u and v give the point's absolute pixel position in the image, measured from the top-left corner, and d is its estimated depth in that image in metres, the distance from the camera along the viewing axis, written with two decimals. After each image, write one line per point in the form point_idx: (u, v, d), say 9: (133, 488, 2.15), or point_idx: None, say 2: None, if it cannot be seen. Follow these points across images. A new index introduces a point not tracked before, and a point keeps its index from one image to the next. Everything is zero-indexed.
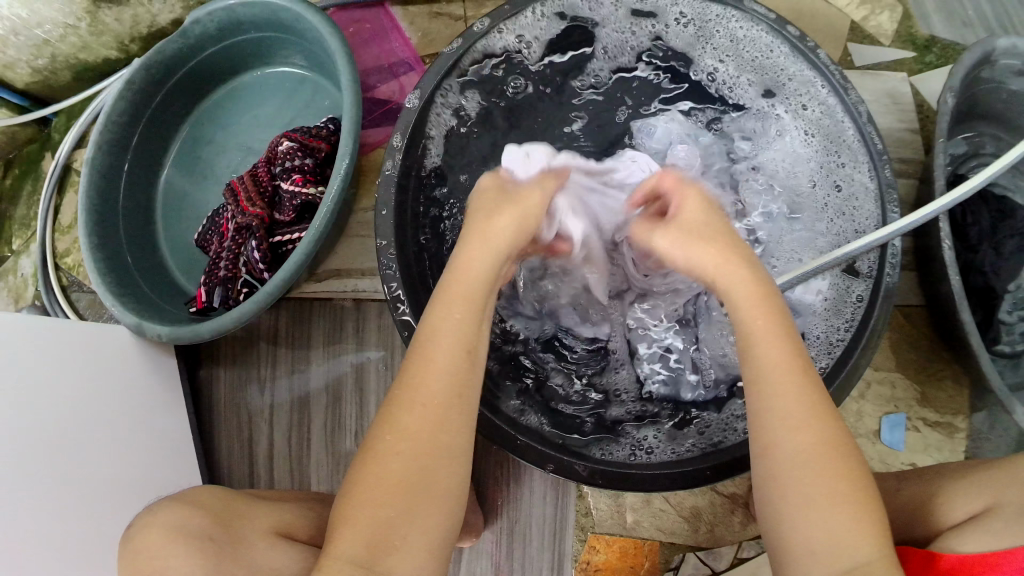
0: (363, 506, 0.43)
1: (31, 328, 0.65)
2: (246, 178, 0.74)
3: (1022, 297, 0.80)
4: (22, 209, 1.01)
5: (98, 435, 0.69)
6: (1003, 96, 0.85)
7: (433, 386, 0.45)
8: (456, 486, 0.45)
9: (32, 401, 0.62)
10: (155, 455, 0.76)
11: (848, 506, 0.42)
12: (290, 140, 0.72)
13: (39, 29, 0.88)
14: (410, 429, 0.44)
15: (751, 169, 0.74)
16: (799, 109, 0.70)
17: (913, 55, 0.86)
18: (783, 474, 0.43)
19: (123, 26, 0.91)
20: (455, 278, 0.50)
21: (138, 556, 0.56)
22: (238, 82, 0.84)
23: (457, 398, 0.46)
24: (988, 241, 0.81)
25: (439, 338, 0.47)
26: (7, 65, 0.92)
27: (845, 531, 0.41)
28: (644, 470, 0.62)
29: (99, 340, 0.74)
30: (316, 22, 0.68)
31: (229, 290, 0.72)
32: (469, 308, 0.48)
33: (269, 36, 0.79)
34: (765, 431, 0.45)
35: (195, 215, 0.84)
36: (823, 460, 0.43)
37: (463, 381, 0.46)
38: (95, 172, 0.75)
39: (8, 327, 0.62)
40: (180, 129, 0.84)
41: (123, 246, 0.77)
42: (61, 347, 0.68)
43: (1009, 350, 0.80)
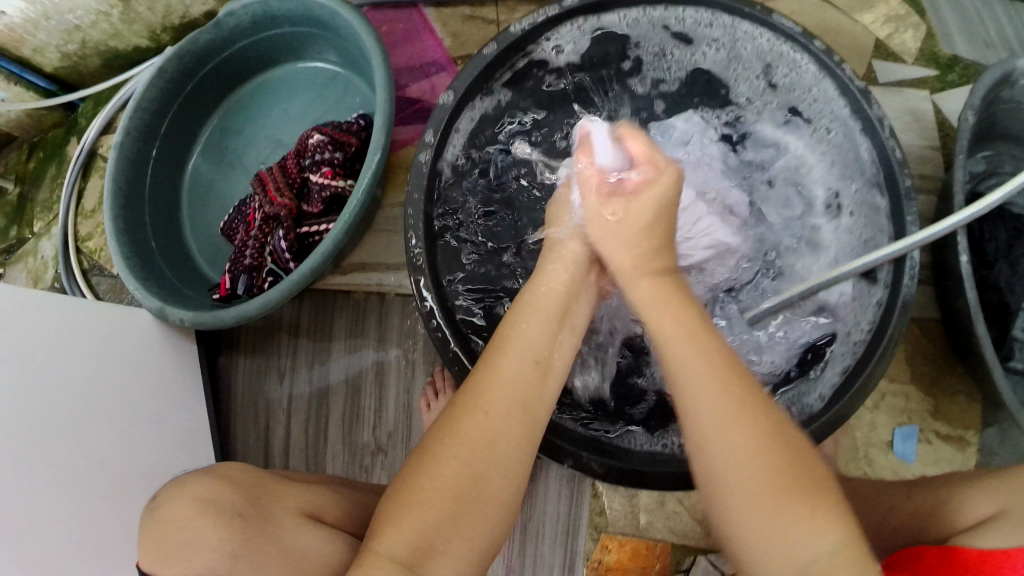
0: (412, 507, 0.44)
1: (51, 306, 0.65)
2: (275, 170, 0.75)
3: None
4: (45, 193, 1.02)
5: (112, 419, 0.69)
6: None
7: (500, 393, 0.48)
8: (507, 500, 0.47)
9: (46, 386, 0.62)
10: (169, 442, 0.77)
11: (791, 497, 0.41)
12: (320, 133, 0.73)
13: (72, 15, 0.89)
14: (473, 431, 0.46)
15: (763, 178, 0.76)
16: (821, 133, 0.71)
17: (935, 73, 0.86)
18: (725, 482, 0.43)
19: (155, 15, 0.92)
20: (530, 293, 0.54)
21: (160, 533, 0.57)
22: (271, 75, 0.85)
23: (523, 409, 0.48)
24: (1005, 257, 0.82)
25: (510, 350, 0.50)
26: (37, 50, 0.93)
27: (790, 526, 0.41)
28: (659, 470, 0.62)
29: (117, 322, 0.74)
30: (350, 19, 0.69)
31: (253, 278, 0.73)
32: (545, 325, 0.52)
33: (304, 31, 0.79)
34: (701, 454, 0.45)
35: (220, 203, 0.85)
36: (753, 459, 0.42)
37: (528, 389, 0.49)
38: (124, 158, 0.75)
39: (33, 305, 0.63)
40: (209, 118, 0.85)
41: (149, 232, 0.78)
42: (78, 329, 0.68)
43: (1022, 367, 0.81)
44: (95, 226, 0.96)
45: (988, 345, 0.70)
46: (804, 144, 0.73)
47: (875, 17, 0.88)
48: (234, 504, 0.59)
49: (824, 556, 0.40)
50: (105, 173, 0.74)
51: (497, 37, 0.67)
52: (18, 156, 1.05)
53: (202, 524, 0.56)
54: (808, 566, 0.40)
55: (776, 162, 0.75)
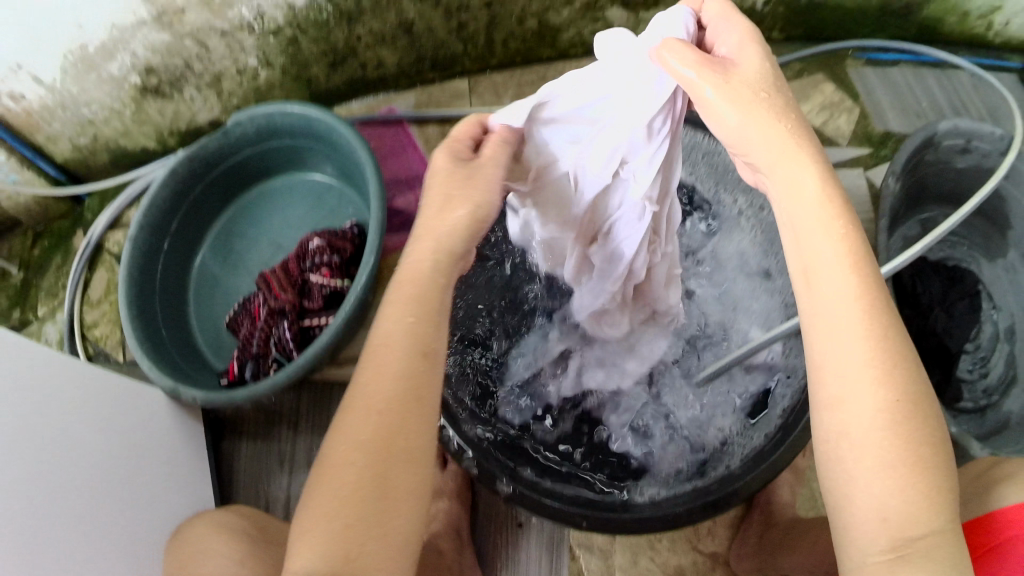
0: (315, 521, 0.46)
1: (84, 379, 0.73)
2: (277, 270, 0.84)
3: (977, 355, 1.01)
4: (49, 280, 1.13)
5: (120, 465, 0.74)
6: (951, 175, 1.00)
7: (385, 388, 0.50)
8: (418, 489, 0.49)
9: (73, 461, 0.67)
10: (166, 490, 0.82)
11: (914, 469, 0.45)
12: (319, 238, 0.82)
13: (86, 109, 1.00)
14: (363, 436, 0.48)
15: (700, 263, 0.87)
16: (758, 211, 0.82)
17: (868, 151, 0.99)
18: (854, 436, 0.47)
19: (163, 117, 1.04)
20: (402, 278, 0.54)
21: (187, 548, 0.72)
22: (271, 182, 0.94)
23: (415, 399, 0.50)
24: (938, 306, 1.03)
25: (393, 343, 0.51)
26: (49, 137, 1.04)
27: (919, 502, 0.45)
28: (629, 512, 0.70)
29: (135, 398, 0.81)
30: (348, 135, 0.78)
31: (259, 365, 0.81)
32: (421, 309, 0.53)
33: (303, 142, 0.88)
34: (844, 390, 0.48)
35: (223, 298, 0.92)
36: (889, 427, 0.46)
37: (415, 380, 0.51)
38: (135, 252, 0.82)
39: (69, 377, 0.71)
40: (216, 220, 0.93)
41: (159, 322, 0.85)
42: (105, 399, 0.76)
43: (972, 405, 0.99)
44: (102, 312, 1.07)
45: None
46: (733, 225, 0.86)
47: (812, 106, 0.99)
48: (242, 528, 0.75)
49: (933, 529, 0.45)
50: (119, 266, 0.81)
51: None
52: (22, 244, 1.16)
53: (218, 538, 0.72)
54: (918, 538, 0.45)
55: (705, 247, 0.87)
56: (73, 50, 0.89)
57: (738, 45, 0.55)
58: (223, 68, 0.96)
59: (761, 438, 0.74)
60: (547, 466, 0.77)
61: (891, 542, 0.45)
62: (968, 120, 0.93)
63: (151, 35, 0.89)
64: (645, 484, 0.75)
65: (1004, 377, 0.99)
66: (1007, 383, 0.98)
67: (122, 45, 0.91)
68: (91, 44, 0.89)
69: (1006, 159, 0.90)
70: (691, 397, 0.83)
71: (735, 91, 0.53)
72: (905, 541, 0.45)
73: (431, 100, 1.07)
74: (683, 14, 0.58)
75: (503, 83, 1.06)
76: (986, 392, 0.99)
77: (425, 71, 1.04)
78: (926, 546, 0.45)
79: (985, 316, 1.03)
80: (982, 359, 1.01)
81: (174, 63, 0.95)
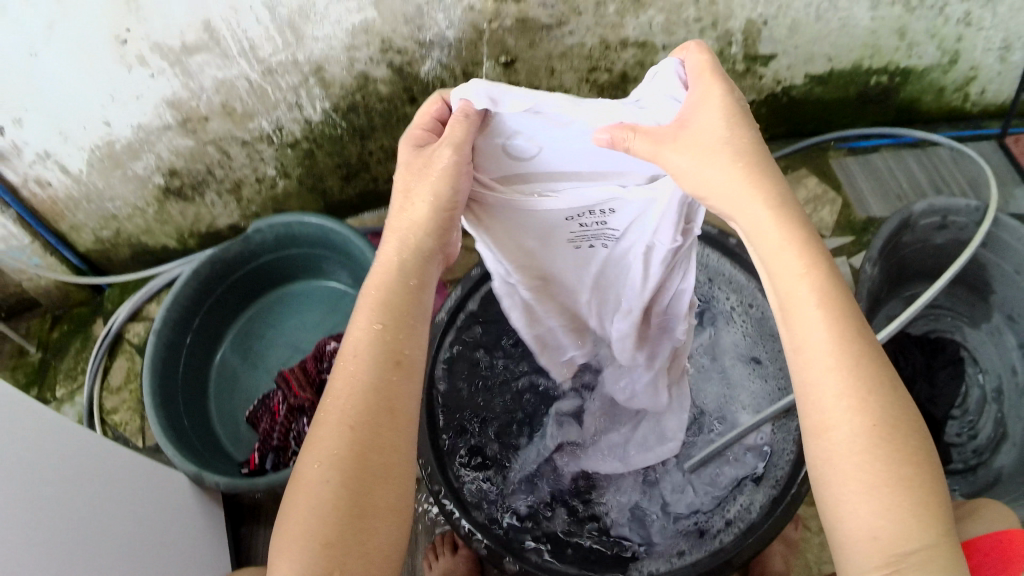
0: (290, 534, 0.48)
1: (107, 451, 0.77)
2: (297, 369, 0.93)
3: (965, 421, 1.05)
4: (68, 362, 1.22)
5: (145, 503, 0.80)
6: (931, 252, 1.05)
7: (352, 401, 0.51)
8: (390, 504, 0.50)
9: (108, 531, 0.70)
10: (186, 530, 0.87)
11: (902, 487, 0.45)
12: (336, 342, 0.94)
13: (111, 204, 1.09)
14: (330, 446, 0.50)
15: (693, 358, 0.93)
16: (747, 307, 0.85)
17: (852, 239, 1.10)
18: (835, 455, 0.46)
19: (185, 219, 1.14)
20: (372, 290, 0.56)
21: None
22: (288, 287, 1.06)
23: (387, 412, 0.52)
24: (922, 377, 1.06)
25: (359, 355, 0.53)
26: (73, 227, 1.12)
27: (907, 518, 0.44)
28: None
29: (150, 471, 0.85)
30: (360, 246, 0.86)
31: (279, 456, 0.90)
32: (386, 319, 0.54)
33: (319, 252, 0.99)
34: (823, 420, 0.47)
35: (242, 394, 1.01)
36: (870, 446, 0.45)
37: (386, 394, 0.52)
38: (160, 346, 0.90)
39: (95, 451, 0.74)
40: (236, 319, 1.04)
41: (182, 411, 0.92)
42: (126, 472, 0.79)
43: (963, 465, 1.03)
44: (121, 400, 1.14)
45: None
46: (727, 318, 0.90)
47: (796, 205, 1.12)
48: None
49: (925, 545, 0.44)
50: (144, 358, 0.88)
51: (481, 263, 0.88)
52: (42, 324, 1.26)
53: None
54: (911, 555, 0.43)
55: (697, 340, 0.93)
56: (100, 146, 0.98)
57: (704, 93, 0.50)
58: (243, 175, 1.07)
59: (761, 501, 0.74)
60: (546, 541, 0.80)
61: (882, 564, 0.44)
62: (942, 199, 0.98)
63: (175, 140, 0.98)
64: (651, 557, 0.76)
65: (994, 436, 1.03)
66: (997, 441, 1.02)
67: (147, 146, 0.99)
68: (118, 142, 0.98)
69: (980, 229, 0.95)
70: (687, 483, 0.87)
71: (686, 146, 0.49)
72: (896, 559, 0.43)
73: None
74: (672, 64, 0.52)
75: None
76: (976, 452, 1.03)
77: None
78: (920, 563, 0.43)
79: (970, 379, 1.07)
80: (970, 423, 1.05)
81: (197, 167, 1.04)
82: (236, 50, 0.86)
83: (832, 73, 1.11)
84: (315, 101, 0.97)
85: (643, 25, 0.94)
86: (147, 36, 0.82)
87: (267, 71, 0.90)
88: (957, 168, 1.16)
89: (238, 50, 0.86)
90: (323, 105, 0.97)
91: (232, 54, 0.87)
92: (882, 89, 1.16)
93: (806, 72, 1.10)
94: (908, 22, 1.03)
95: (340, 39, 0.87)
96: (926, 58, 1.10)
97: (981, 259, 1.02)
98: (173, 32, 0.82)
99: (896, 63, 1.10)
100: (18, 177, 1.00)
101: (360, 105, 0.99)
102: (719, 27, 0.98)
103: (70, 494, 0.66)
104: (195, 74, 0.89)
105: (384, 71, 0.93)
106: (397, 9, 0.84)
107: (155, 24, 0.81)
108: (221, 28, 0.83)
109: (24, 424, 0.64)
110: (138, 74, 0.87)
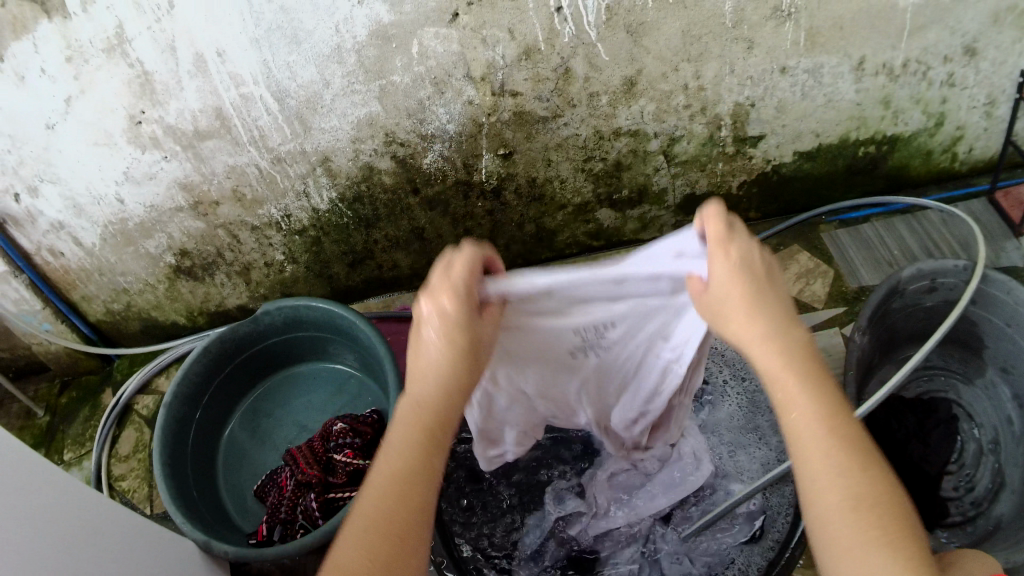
0: None
1: (124, 516, 0.74)
2: (304, 447, 0.95)
3: (962, 476, 1.05)
4: (77, 428, 1.23)
5: (144, 562, 0.74)
6: (921, 314, 1.07)
7: (381, 519, 0.48)
8: None
9: None
10: None
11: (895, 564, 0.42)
12: (342, 422, 0.96)
13: (123, 280, 1.13)
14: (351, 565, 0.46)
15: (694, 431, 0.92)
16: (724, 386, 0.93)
17: (844, 308, 1.12)
18: (828, 539, 0.45)
19: (195, 296, 1.17)
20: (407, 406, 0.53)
21: None
22: (296, 367, 1.09)
23: (415, 531, 0.48)
24: (914, 438, 1.01)
25: (387, 471, 0.50)
26: (85, 297, 1.15)
27: None
28: None
29: (168, 539, 0.82)
30: (367, 329, 0.90)
31: (287, 528, 0.90)
32: (420, 439, 0.51)
33: (325, 333, 1.01)
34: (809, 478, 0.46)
35: (249, 468, 1.02)
36: (853, 523, 0.44)
37: (414, 513, 0.48)
38: (170, 421, 0.92)
39: (113, 517, 0.72)
40: (245, 396, 1.06)
41: (192, 483, 0.94)
42: (142, 536, 0.76)
43: (963, 518, 1.02)
44: (129, 467, 1.16)
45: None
46: (720, 395, 0.93)
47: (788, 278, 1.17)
48: None
49: None
50: (153, 431, 0.90)
51: None
52: (50, 389, 1.29)
53: None
54: None
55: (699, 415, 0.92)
56: (113, 223, 1.02)
57: (727, 250, 0.51)
58: (252, 259, 1.10)
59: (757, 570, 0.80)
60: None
61: None
62: (928, 263, 1.00)
63: (187, 222, 1.02)
64: None
65: (992, 486, 1.03)
66: (995, 491, 1.02)
67: (159, 226, 1.03)
68: (131, 220, 1.02)
69: (972, 283, 0.93)
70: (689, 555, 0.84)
71: (710, 312, 0.52)
72: None
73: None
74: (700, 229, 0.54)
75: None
76: (974, 504, 1.03)
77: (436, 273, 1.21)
78: None
79: (966, 435, 1.08)
80: (969, 475, 1.05)
81: (207, 249, 1.08)
82: (246, 138, 0.92)
83: (820, 147, 1.15)
84: (323, 192, 1.01)
85: (636, 115, 1.00)
86: (161, 119, 0.88)
87: (277, 159, 0.95)
88: (945, 227, 1.19)
89: (248, 139, 0.92)
90: (330, 194, 1.01)
91: (243, 141, 0.92)
92: (870, 158, 1.20)
93: (794, 149, 1.14)
94: (893, 90, 1.08)
95: (346, 132, 0.93)
96: (912, 123, 1.15)
97: (973, 316, 1.04)
98: (186, 117, 0.89)
99: (882, 131, 1.15)
100: (32, 244, 1.04)
101: (366, 196, 1.03)
102: (708, 112, 1.03)
103: (62, 557, 0.61)
104: (207, 158, 0.94)
105: (387, 162, 0.98)
106: (401, 104, 0.90)
107: (170, 108, 0.87)
108: (232, 116, 0.89)
109: (18, 481, 0.59)
110: (152, 155, 0.93)
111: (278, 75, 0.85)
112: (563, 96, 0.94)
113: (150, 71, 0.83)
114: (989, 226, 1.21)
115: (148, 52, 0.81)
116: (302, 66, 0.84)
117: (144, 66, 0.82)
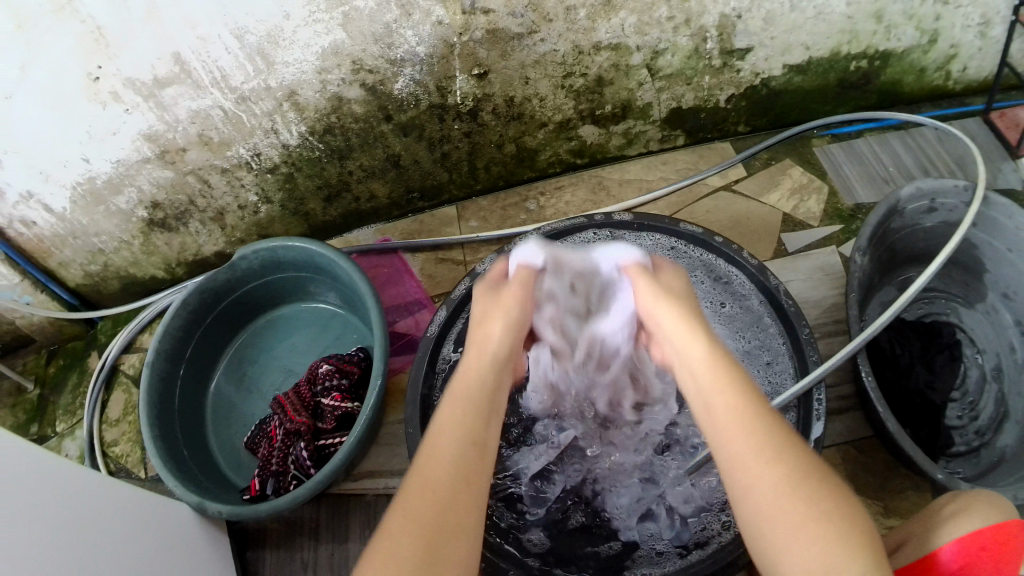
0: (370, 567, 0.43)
1: (120, 488, 0.75)
2: (291, 394, 0.94)
3: (965, 403, 1.01)
4: (66, 398, 1.20)
5: (154, 543, 0.76)
6: (921, 235, 1.04)
7: (446, 463, 0.51)
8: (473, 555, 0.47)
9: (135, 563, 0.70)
10: (196, 552, 0.85)
11: (809, 492, 0.45)
12: (328, 363, 0.94)
13: (97, 240, 1.09)
14: (424, 502, 0.47)
15: None
16: (718, 307, 0.85)
17: (840, 226, 1.09)
18: (753, 487, 0.47)
19: (171, 247, 1.14)
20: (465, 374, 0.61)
21: None
22: (280, 311, 1.07)
23: (466, 476, 0.51)
24: (919, 363, 0.99)
25: (453, 427, 0.55)
26: (62, 263, 1.12)
27: (832, 536, 0.43)
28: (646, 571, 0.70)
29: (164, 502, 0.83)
30: (347, 267, 0.87)
31: (279, 481, 0.88)
32: (474, 406, 0.58)
33: (304, 273, 1.00)
34: (733, 460, 0.49)
35: (240, 421, 1.00)
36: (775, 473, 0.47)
37: (470, 466, 0.52)
38: (155, 378, 0.90)
39: (111, 492, 0.73)
40: (228, 346, 1.04)
41: (180, 441, 0.91)
42: (141, 502, 0.78)
43: (965, 447, 0.99)
44: (121, 432, 1.14)
45: (901, 436, 0.81)
46: None
47: (781, 196, 1.13)
48: None
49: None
50: (139, 392, 0.88)
51: (468, 277, 0.86)
52: (37, 361, 1.26)
53: None
54: None
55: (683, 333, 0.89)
56: (82, 183, 0.97)
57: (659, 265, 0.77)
58: (225, 204, 1.07)
59: None
60: (525, 556, 0.73)
61: None
62: (928, 181, 0.96)
63: (156, 173, 0.98)
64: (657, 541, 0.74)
65: (995, 415, 1.00)
66: (999, 420, 0.99)
67: (128, 181, 0.99)
68: (100, 179, 0.97)
69: (971, 205, 0.92)
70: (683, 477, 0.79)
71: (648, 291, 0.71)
72: None
73: (422, 228, 1.18)
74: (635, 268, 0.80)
75: (489, 207, 1.18)
76: (978, 433, 0.99)
77: (415, 201, 1.18)
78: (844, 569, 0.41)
79: (969, 361, 1.04)
80: (971, 404, 1.02)
81: (179, 198, 1.04)
82: (208, 80, 0.87)
83: (810, 61, 1.11)
84: (292, 127, 0.97)
85: (616, 28, 0.95)
86: (119, 71, 0.83)
87: (242, 99, 0.91)
88: (942, 146, 1.15)
89: (211, 80, 0.87)
90: (300, 129, 0.98)
91: (205, 84, 0.88)
92: (862, 73, 1.15)
93: (784, 62, 1.09)
94: (885, 4, 1.03)
95: (311, 63, 0.88)
96: (905, 39, 1.10)
97: (972, 239, 1.01)
98: (144, 65, 0.83)
99: (875, 46, 1.10)
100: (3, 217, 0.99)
101: (336, 127, 0.99)
102: (692, 24, 0.98)
103: (74, 538, 0.62)
104: (169, 106, 0.89)
105: (357, 91, 0.94)
106: (366, 30, 0.85)
107: (125, 59, 0.82)
108: (191, 60, 0.84)
109: (18, 467, 0.59)
110: (112, 110, 0.87)
111: (235, 12, 0.80)
112: (538, 11, 0.89)
113: (102, 25, 0.77)
114: (985, 146, 1.17)
115: (99, 6, 0.75)
116: (259, 2, 0.79)
117: (97, 21, 0.77)
